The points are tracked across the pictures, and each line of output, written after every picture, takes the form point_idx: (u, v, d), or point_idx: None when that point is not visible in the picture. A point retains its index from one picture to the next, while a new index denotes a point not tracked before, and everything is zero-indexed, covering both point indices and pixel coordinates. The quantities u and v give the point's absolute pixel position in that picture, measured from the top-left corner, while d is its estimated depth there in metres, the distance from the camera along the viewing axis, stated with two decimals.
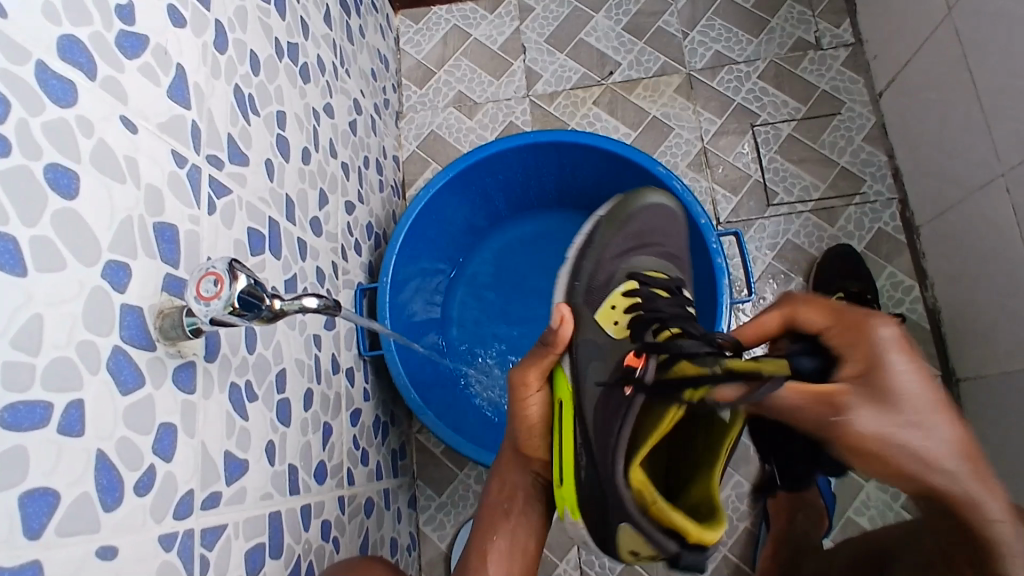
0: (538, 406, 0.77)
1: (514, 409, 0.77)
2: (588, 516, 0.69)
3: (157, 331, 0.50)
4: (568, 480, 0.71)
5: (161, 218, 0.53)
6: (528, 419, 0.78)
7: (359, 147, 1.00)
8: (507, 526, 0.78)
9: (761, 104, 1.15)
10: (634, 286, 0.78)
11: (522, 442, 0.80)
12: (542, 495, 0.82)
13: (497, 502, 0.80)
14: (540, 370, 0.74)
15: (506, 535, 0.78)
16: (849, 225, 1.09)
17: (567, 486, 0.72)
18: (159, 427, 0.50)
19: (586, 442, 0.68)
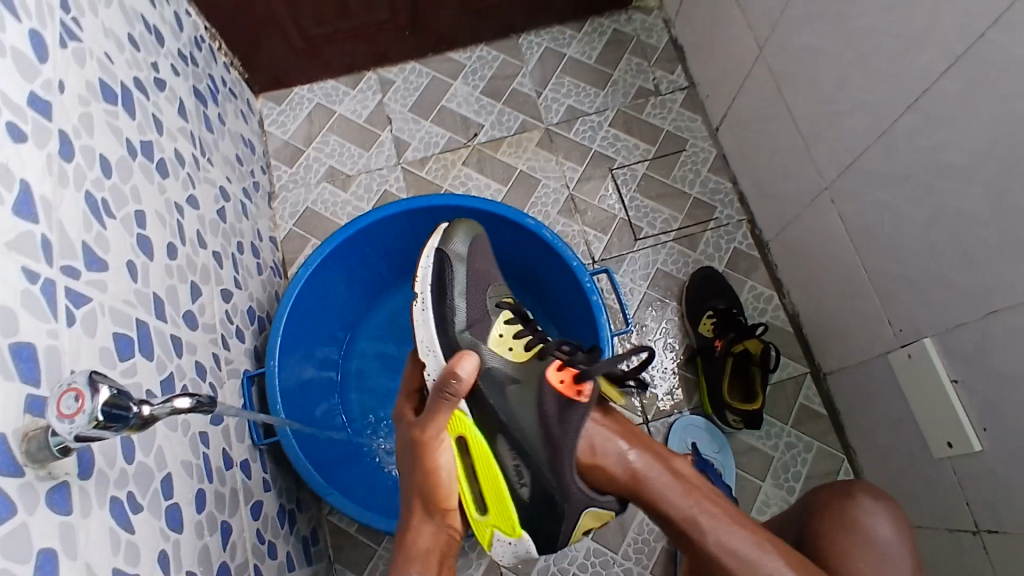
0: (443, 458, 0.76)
1: (422, 464, 0.75)
2: (536, 531, 0.76)
3: (24, 456, 0.48)
4: (510, 504, 0.76)
5: (16, 338, 0.51)
6: (438, 472, 0.75)
7: (231, 234, 0.99)
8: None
9: (615, 149, 1.25)
10: (510, 315, 0.84)
11: (437, 504, 0.75)
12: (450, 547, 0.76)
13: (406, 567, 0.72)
14: (442, 416, 0.75)
15: None
16: (709, 248, 1.19)
17: (509, 511, 0.76)
18: (39, 554, 0.47)
19: (528, 464, 0.74)
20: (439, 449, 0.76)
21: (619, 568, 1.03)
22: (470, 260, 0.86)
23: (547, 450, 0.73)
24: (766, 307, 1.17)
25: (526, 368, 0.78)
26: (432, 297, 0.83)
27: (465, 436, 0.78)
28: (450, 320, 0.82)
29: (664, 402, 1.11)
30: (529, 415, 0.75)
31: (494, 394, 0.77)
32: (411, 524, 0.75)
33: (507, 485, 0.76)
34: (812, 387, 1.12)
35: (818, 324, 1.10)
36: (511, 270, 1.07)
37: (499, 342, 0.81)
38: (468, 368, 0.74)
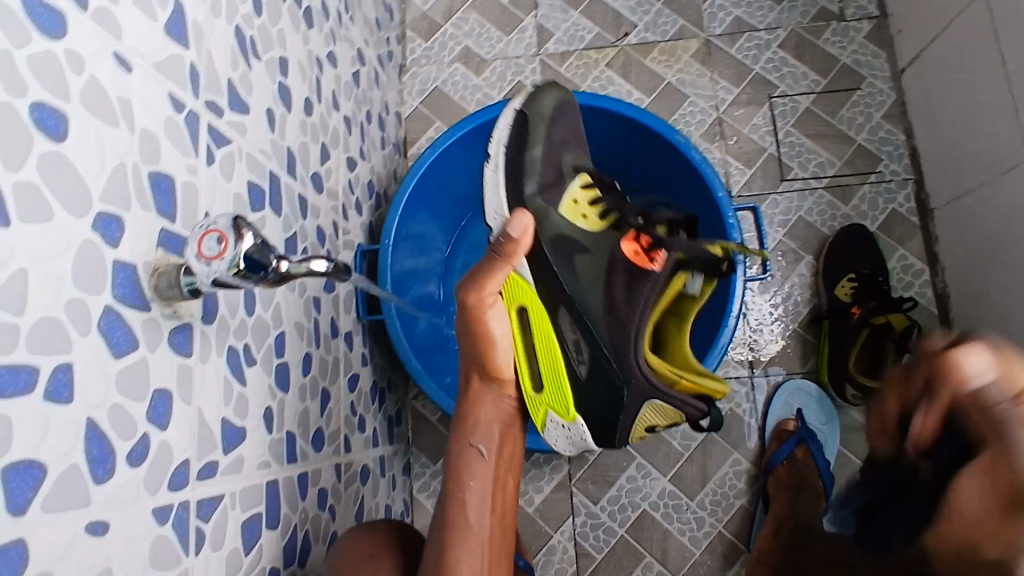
0: (500, 327, 0.72)
1: (473, 331, 0.71)
2: (593, 413, 0.74)
3: (152, 291, 0.46)
4: (565, 381, 0.73)
5: (156, 168, 0.49)
6: (493, 340, 0.72)
7: (362, 101, 0.96)
8: (481, 468, 0.68)
9: (780, 75, 1.11)
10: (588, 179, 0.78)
11: (491, 367, 0.73)
12: (512, 419, 0.74)
13: (468, 442, 0.70)
14: (497, 281, 0.69)
15: (482, 479, 0.67)
16: (862, 205, 1.06)
17: (566, 389, 0.73)
18: (154, 393, 0.46)
19: (586, 335, 0.73)
20: (492, 312, 0.71)
21: (693, 515, 1.00)
22: (552, 120, 0.79)
23: (609, 322, 0.71)
24: (913, 281, 1.04)
25: (600, 237, 0.74)
26: (510, 151, 0.78)
27: (527, 307, 0.73)
28: (527, 171, 0.77)
29: (774, 360, 1.03)
30: (596, 292, 0.72)
31: (559, 263, 0.73)
32: (472, 396, 0.73)
33: (563, 359, 0.73)
34: None
35: (971, 311, 0.98)
36: (643, 189, 0.99)
37: (573, 209, 0.76)
38: (519, 230, 0.69)
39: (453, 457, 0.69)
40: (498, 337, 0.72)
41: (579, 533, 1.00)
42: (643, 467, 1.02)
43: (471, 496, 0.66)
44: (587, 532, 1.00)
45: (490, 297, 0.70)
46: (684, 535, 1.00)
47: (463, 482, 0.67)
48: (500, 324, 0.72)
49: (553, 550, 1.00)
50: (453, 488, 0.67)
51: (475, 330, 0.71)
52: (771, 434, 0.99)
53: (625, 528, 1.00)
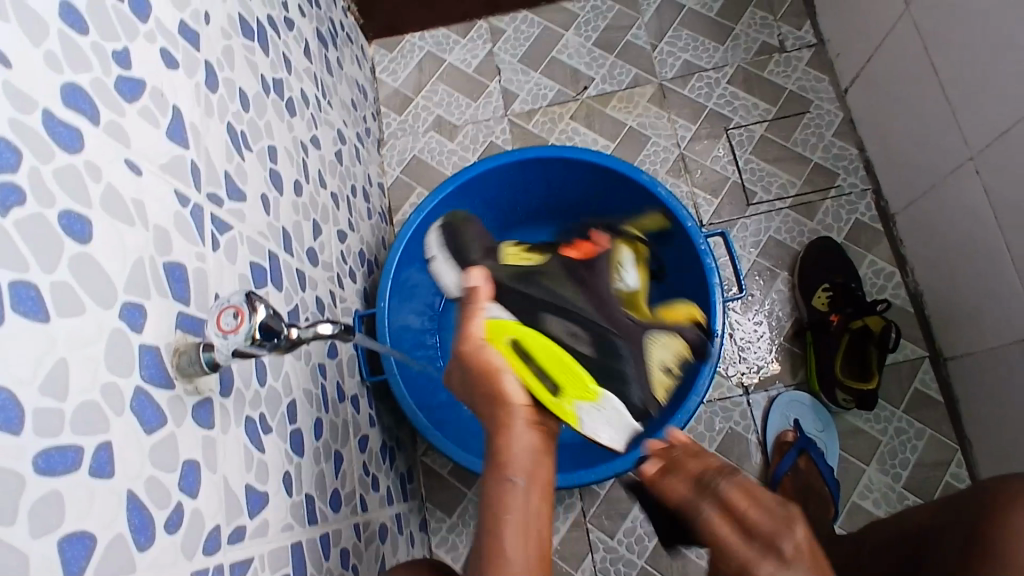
0: (500, 359, 0.68)
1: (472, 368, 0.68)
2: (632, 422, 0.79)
3: (175, 369, 0.51)
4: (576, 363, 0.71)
5: (170, 258, 0.53)
6: (496, 369, 0.67)
7: (346, 176, 1.02)
8: (519, 500, 0.60)
9: (733, 108, 1.19)
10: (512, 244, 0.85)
11: (502, 391, 0.67)
12: (545, 445, 0.65)
13: (502, 478, 0.62)
14: (479, 324, 0.70)
15: (520, 510, 0.60)
16: (827, 219, 1.13)
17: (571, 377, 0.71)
18: (184, 465, 0.50)
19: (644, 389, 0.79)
20: (489, 346, 0.68)
21: None
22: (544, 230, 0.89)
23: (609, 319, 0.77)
24: (886, 285, 1.09)
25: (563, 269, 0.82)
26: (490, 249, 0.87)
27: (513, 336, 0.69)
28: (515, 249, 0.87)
29: (766, 375, 1.07)
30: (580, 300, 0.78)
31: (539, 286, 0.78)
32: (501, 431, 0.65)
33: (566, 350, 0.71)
34: (930, 372, 1.05)
35: (944, 306, 1.03)
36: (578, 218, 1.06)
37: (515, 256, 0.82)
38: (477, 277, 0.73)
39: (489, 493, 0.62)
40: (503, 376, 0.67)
41: (601, 569, 1.02)
42: None
43: (509, 528, 0.59)
44: (607, 567, 1.02)
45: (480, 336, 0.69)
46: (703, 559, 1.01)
47: (499, 515, 0.60)
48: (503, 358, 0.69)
49: None
50: (493, 529, 0.59)
51: (488, 372, 0.67)
52: (773, 447, 1.03)
53: (644, 558, 1.01)
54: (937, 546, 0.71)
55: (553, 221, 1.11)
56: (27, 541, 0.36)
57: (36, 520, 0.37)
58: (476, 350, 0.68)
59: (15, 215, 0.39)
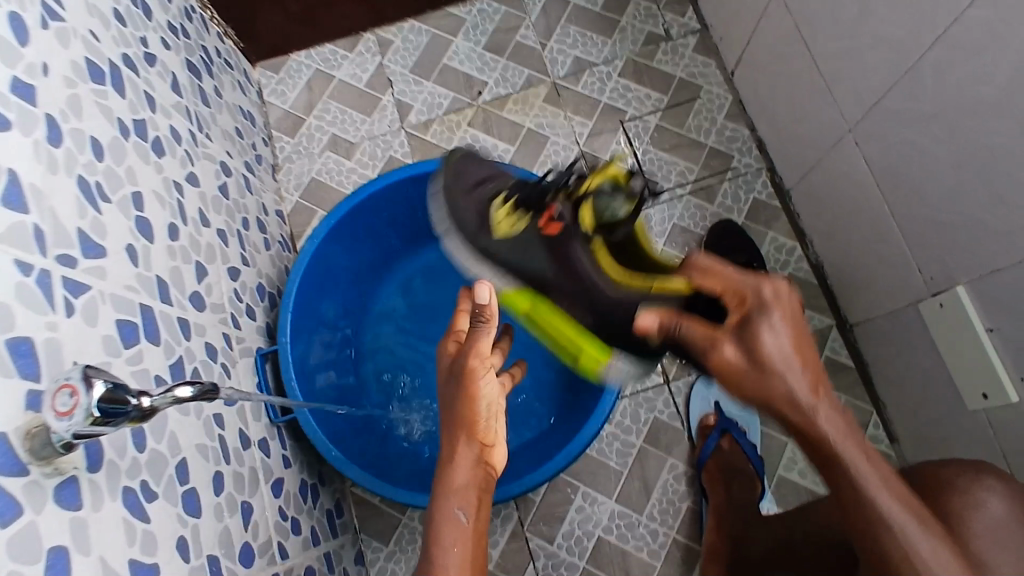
0: (489, 385, 0.69)
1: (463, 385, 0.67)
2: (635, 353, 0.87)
3: (27, 454, 0.47)
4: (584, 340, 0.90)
5: (12, 333, 0.49)
6: (478, 392, 0.66)
7: (235, 210, 0.98)
8: (464, 527, 0.60)
9: (626, 100, 1.19)
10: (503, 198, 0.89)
11: (474, 419, 0.65)
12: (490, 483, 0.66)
13: (451, 502, 0.62)
14: (485, 344, 0.71)
15: (462, 542, 0.59)
16: (727, 201, 1.14)
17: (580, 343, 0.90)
18: (51, 552, 0.47)
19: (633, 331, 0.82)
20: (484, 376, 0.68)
21: (645, 529, 1.02)
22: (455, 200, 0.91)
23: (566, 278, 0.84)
24: (789, 259, 1.12)
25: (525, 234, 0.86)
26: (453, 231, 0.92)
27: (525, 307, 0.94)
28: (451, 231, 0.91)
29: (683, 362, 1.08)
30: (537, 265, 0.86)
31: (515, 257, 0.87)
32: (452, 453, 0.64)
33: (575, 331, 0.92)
34: (838, 339, 1.08)
35: (842, 276, 1.06)
36: None
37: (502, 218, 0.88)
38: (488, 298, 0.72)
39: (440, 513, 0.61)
40: (485, 396, 0.67)
41: None
42: (588, 495, 1.04)
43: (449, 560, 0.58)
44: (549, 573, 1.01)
45: (486, 353, 0.70)
46: (642, 551, 1.02)
47: (442, 545, 0.59)
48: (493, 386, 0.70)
49: None
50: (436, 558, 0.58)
51: (471, 393, 0.67)
52: (697, 431, 1.04)
53: (584, 559, 1.01)
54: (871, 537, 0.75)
55: None
56: None
57: None
58: (475, 364, 0.69)
59: None
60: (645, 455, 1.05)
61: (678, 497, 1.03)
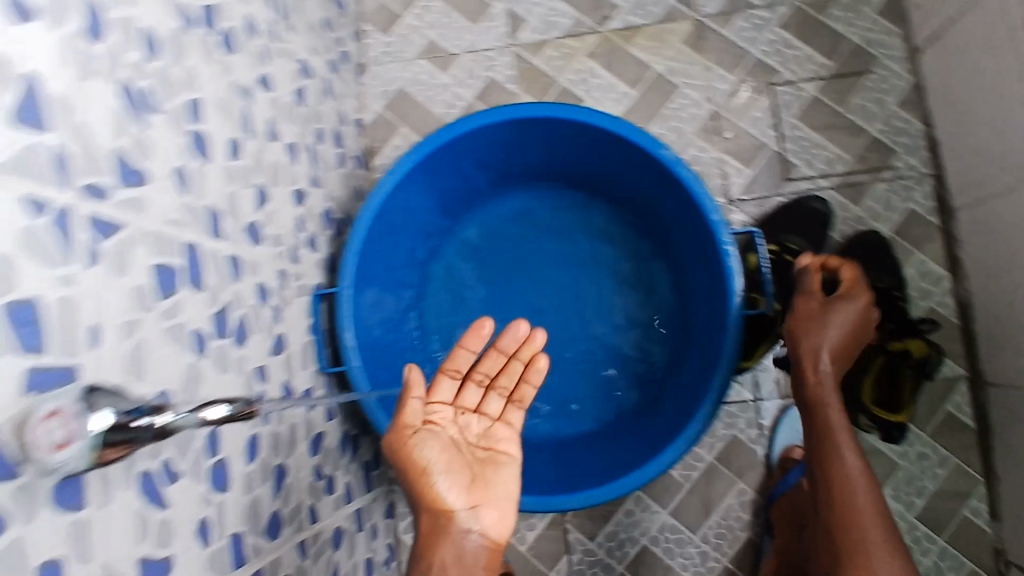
0: (431, 455, 0.64)
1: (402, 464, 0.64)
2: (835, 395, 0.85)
3: (19, 451, 0.38)
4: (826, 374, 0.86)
5: (12, 295, 0.39)
6: (423, 468, 0.63)
7: (310, 120, 0.85)
8: None
9: (781, 59, 0.99)
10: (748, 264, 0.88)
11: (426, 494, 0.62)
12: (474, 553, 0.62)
13: None
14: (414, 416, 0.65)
15: None
16: (876, 205, 0.96)
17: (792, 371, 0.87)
18: (42, 564, 0.40)
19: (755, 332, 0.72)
20: (421, 445, 0.64)
21: (695, 550, 0.94)
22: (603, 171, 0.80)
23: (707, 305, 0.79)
24: (932, 290, 0.94)
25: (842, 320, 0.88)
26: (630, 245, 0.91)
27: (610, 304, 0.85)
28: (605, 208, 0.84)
29: (780, 382, 0.95)
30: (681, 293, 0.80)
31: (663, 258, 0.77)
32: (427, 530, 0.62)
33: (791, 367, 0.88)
34: (965, 396, 0.93)
35: (995, 327, 0.89)
36: (611, 187, 0.90)
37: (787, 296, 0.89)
38: (529, 334, 0.75)
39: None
40: (434, 474, 0.63)
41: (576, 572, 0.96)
42: (641, 500, 0.96)
43: None
44: (584, 569, 0.95)
45: (414, 423, 0.65)
46: (687, 571, 0.94)
47: None
48: (507, 435, 0.70)
49: None
50: None
51: (423, 476, 0.63)
52: (777, 462, 0.93)
53: (623, 564, 0.95)
54: None
55: (555, 183, 0.95)
56: None
57: None
58: (406, 440, 0.64)
59: None
60: (714, 470, 0.95)
61: (739, 525, 0.94)
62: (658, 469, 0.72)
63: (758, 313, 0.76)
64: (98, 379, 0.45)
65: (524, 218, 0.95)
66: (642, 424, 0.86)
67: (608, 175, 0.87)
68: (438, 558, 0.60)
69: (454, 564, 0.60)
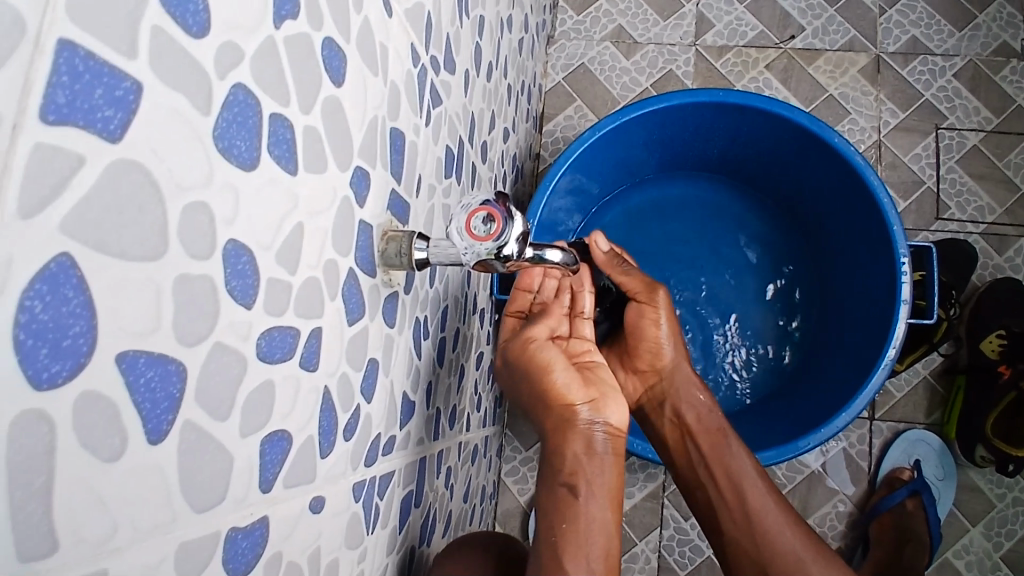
0: (554, 354, 0.55)
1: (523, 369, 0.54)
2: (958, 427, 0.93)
3: (380, 256, 0.44)
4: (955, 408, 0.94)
5: (395, 123, 0.46)
6: (546, 368, 0.54)
7: (521, 69, 0.91)
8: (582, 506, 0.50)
9: (951, 106, 1.04)
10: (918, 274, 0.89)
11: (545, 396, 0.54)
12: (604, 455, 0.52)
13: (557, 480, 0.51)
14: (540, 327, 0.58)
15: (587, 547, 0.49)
16: (1018, 257, 1.00)
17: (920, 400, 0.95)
18: (367, 365, 0.44)
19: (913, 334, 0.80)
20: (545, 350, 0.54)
21: None
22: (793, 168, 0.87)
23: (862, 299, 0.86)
24: None
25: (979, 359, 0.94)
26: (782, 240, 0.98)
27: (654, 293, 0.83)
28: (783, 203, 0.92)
29: (899, 405, 0.98)
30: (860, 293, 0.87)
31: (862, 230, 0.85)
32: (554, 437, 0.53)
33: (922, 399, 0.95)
34: None
35: None
36: (775, 184, 0.97)
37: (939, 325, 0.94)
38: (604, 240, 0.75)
39: (541, 495, 0.51)
40: (560, 370, 0.54)
41: (664, 545, 1.00)
42: None
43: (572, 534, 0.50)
44: (673, 546, 1.00)
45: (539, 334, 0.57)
46: None
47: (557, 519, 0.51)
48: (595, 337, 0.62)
49: (635, 557, 1.00)
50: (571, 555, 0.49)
51: (546, 375, 0.53)
52: (882, 479, 0.96)
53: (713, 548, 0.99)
54: None
55: (717, 174, 1.01)
56: (237, 441, 0.30)
57: (251, 413, 0.31)
58: (527, 344, 0.56)
59: (287, 31, 0.31)
60: (817, 475, 0.98)
61: (832, 535, 0.97)
62: (804, 447, 0.78)
63: (920, 324, 0.81)
64: (414, 222, 0.51)
65: (681, 201, 1.02)
66: (771, 413, 0.92)
67: (780, 172, 0.94)
68: (572, 450, 0.51)
69: (583, 457, 0.51)
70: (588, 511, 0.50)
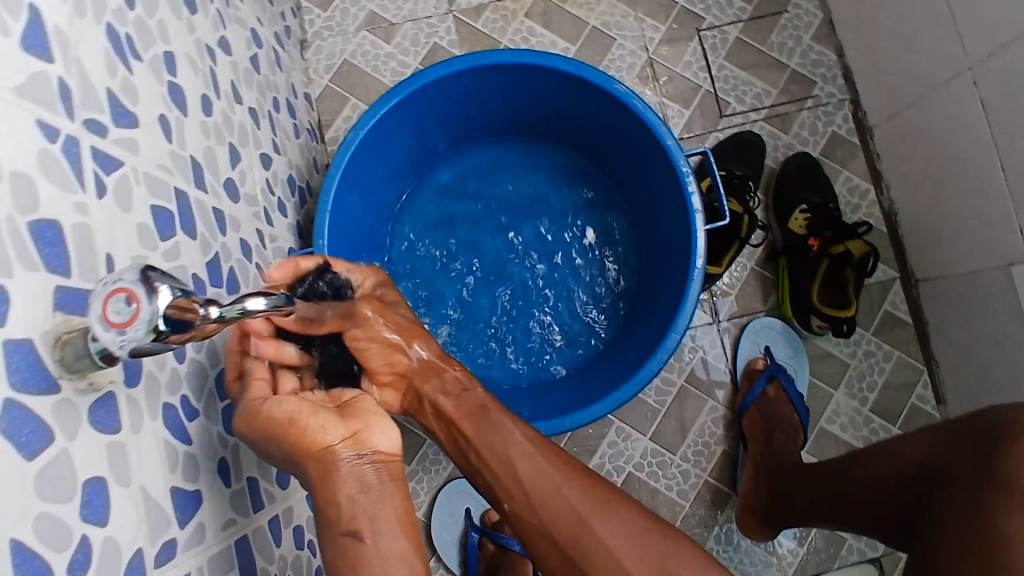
0: (295, 405, 0.53)
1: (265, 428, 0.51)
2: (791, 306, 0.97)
3: (57, 365, 0.38)
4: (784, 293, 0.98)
5: (38, 215, 0.39)
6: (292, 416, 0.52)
7: (266, 87, 0.85)
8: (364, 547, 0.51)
9: (705, 6, 1.06)
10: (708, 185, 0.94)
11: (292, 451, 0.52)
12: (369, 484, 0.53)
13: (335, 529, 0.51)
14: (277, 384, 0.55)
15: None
16: (803, 131, 1.05)
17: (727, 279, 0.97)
18: (89, 483, 0.40)
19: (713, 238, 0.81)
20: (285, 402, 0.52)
21: (677, 469, 0.99)
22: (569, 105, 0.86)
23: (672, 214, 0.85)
24: (861, 203, 1.04)
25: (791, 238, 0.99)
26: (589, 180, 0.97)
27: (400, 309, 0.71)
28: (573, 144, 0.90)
29: (737, 301, 1.02)
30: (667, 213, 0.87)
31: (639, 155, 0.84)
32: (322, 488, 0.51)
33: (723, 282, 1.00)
34: (899, 294, 1.02)
35: (919, 229, 0.99)
36: (563, 129, 0.95)
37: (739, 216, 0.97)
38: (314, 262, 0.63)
39: (325, 549, 0.52)
40: (307, 417, 0.52)
41: None
42: (622, 430, 1.00)
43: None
44: None
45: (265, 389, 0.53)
46: (672, 490, 0.99)
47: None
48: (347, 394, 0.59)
49: None
50: None
51: (291, 427, 0.51)
52: (742, 374, 0.99)
53: None
54: (940, 486, 0.62)
55: (510, 135, 0.99)
56: None
57: None
58: (258, 408, 0.52)
59: None
60: (685, 393, 1.00)
61: (714, 441, 1.00)
62: (643, 380, 0.78)
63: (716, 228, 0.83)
64: None
65: (483, 171, 0.99)
66: (618, 351, 0.91)
67: (563, 117, 0.92)
68: (345, 493, 0.52)
69: (359, 496, 0.52)
70: (377, 550, 0.51)
